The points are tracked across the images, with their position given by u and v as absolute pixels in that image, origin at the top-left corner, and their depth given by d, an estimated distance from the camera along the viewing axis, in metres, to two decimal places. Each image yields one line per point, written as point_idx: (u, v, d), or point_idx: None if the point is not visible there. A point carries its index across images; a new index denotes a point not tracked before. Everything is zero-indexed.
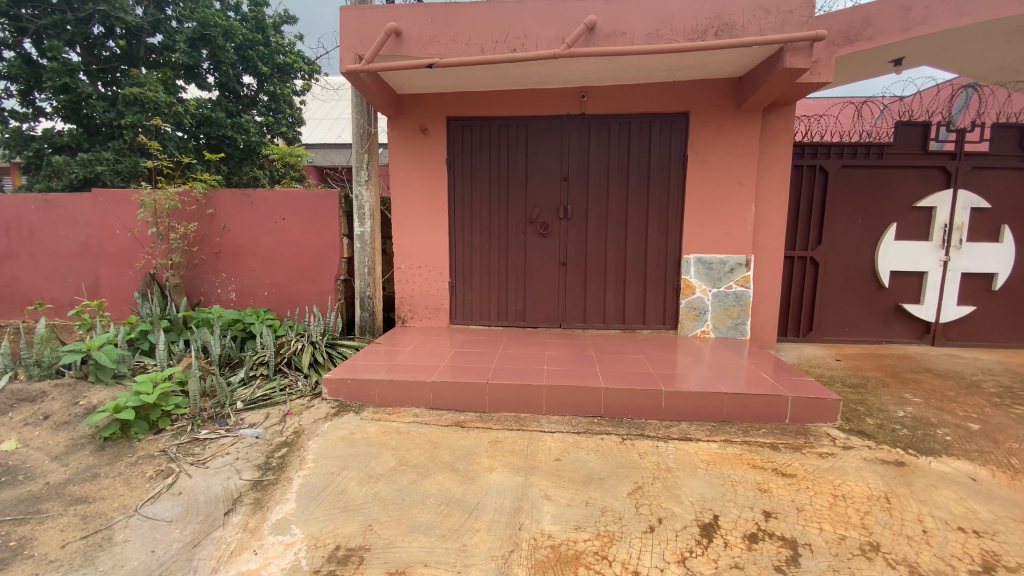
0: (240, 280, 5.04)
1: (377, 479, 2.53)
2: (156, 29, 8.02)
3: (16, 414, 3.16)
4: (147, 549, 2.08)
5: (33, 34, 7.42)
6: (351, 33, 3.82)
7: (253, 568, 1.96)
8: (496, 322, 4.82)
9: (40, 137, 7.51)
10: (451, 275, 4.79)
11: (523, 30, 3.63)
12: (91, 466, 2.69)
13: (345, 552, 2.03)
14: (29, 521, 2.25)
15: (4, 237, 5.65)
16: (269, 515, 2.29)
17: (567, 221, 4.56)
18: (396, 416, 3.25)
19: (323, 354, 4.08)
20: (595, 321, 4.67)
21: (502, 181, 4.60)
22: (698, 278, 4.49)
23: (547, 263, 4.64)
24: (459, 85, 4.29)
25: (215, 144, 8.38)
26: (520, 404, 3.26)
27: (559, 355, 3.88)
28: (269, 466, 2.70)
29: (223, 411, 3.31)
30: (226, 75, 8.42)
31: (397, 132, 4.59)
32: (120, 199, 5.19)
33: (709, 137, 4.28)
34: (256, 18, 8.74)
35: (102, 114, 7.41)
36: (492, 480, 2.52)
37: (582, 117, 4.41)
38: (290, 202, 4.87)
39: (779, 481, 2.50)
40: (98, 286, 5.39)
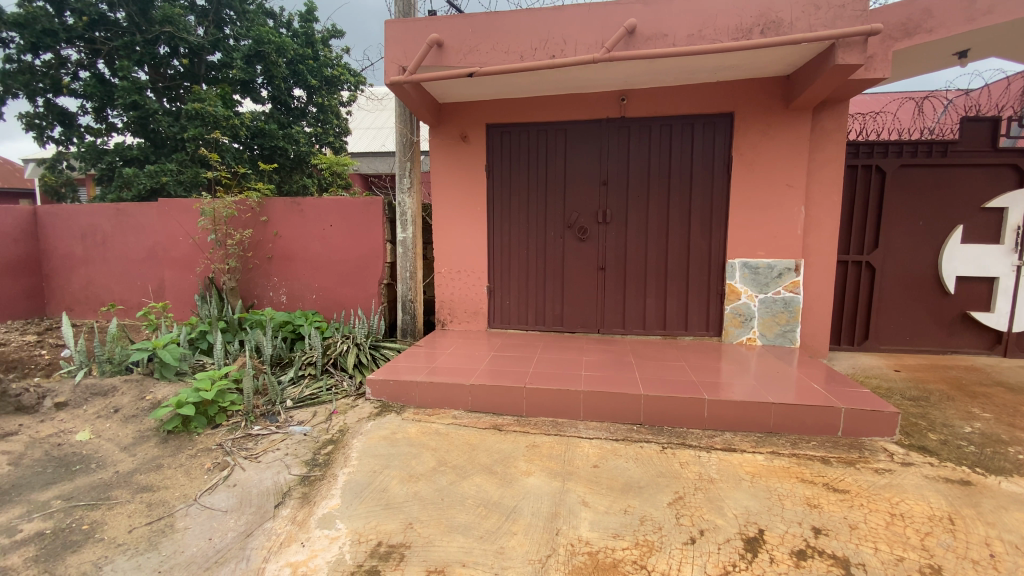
0: (290, 283, 5.28)
1: (417, 478, 2.59)
2: (216, 47, 8.55)
3: (90, 407, 3.43)
4: (204, 536, 2.21)
5: (105, 55, 8.05)
6: (395, 45, 3.96)
7: (301, 559, 2.05)
8: (534, 326, 4.84)
9: (112, 151, 8.14)
10: (490, 279, 4.84)
11: (563, 36, 3.64)
12: (155, 457, 2.88)
13: (386, 548, 2.09)
14: (100, 505, 2.43)
15: (82, 243, 6.16)
16: (316, 509, 2.39)
17: (606, 225, 4.53)
18: (436, 417, 3.31)
19: (367, 355, 4.21)
20: (635, 326, 4.60)
21: (541, 187, 4.62)
22: (744, 283, 4.35)
23: (585, 267, 4.62)
24: (498, 92, 4.35)
25: (268, 155, 8.82)
26: (558, 409, 3.26)
27: (597, 360, 3.86)
28: (316, 462, 2.81)
29: (274, 408, 3.47)
30: (278, 88, 8.85)
31: (438, 140, 4.69)
32: (183, 207, 5.54)
33: (754, 138, 4.16)
34: (306, 33, 9.21)
35: (168, 128, 7.94)
36: (529, 484, 2.53)
37: (622, 120, 4.38)
38: (337, 209, 5.06)
39: (830, 497, 2.38)
40: (163, 289, 5.78)
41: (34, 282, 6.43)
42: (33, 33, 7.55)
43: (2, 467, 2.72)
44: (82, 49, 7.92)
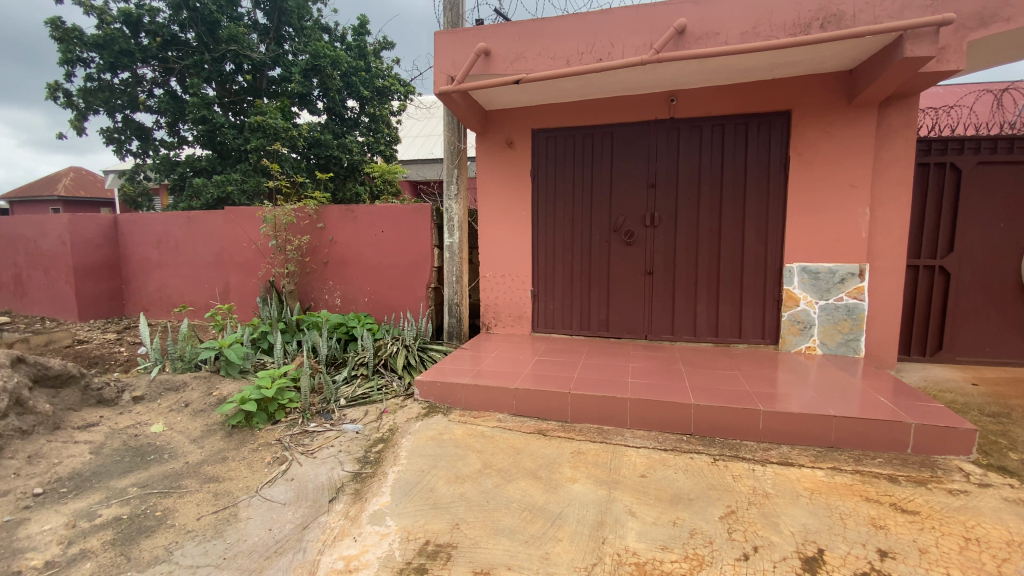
0: (344, 287, 5.50)
1: (464, 480, 2.64)
2: (276, 62, 9.06)
3: (164, 401, 3.71)
4: (265, 527, 2.34)
5: (177, 74, 8.69)
6: (444, 56, 4.06)
7: (354, 553, 2.13)
8: (579, 332, 4.80)
9: (184, 163, 8.78)
10: (535, 283, 4.85)
11: (610, 39, 3.61)
12: (221, 450, 3.07)
13: (434, 547, 2.14)
14: (171, 493, 2.62)
15: (157, 248, 6.66)
16: (367, 505, 2.47)
17: (654, 228, 4.44)
18: (481, 420, 3.35)
19: (415, 357, 4.33)
20: (684, 333, 4.49)
21: (586, 191, 4.60)
22: (803, 288, 4.15)
23: (632, 272, 4.54)
24: (544, 97, 4.37)
25: (323, 164, 9.25)
26: (604, 416, 3.22)
27: (645, 367, 3.79)
28: (367, 460, 2.91)
29: (329, 406, 3.62)
30: (333, 100, 9.26)
31: (485, 146, 4.76)
32: (247, 215, 5.89)
33: (812, 137, 3.97)
34: (359, 46, 9.63)
35: (233, 141, 8.49)
36: (575, 491, 2.51)
37: (671, 122, 4.29)
38: (388, 215, 5.23)
39: (897, 518, 2.23)
40: (228, 291, 6.16)
41: (115, 284, 7.01)
42: (112, 54, 8.22)
43: (87, 455, 2.98)
44: (156, 68, 8.59)
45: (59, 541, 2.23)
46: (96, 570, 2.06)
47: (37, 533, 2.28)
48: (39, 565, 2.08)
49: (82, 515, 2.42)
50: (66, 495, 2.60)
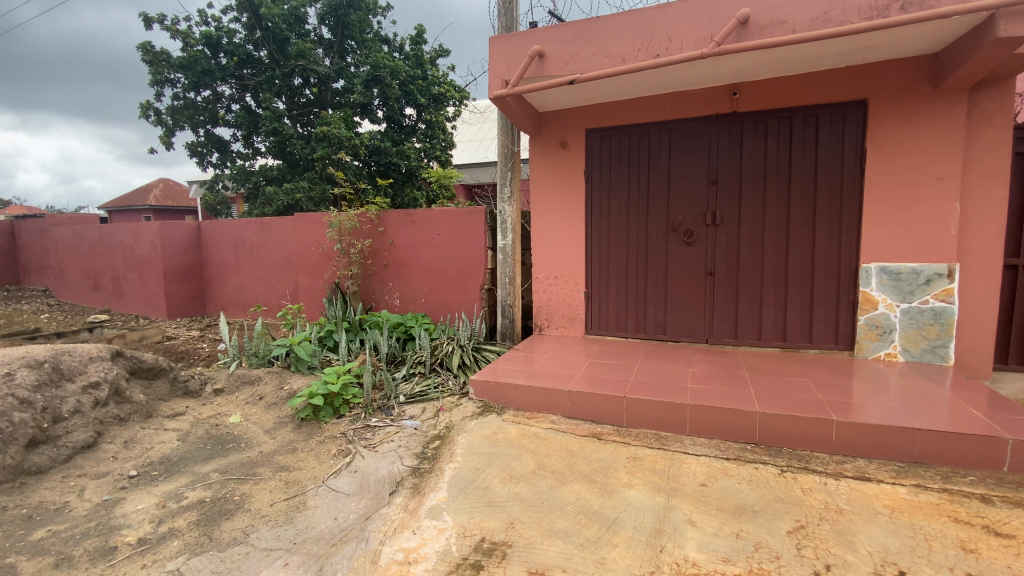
0: (402, 288, 5.70)
1: (518, 480, 2.65)
2: (340, 75, 9.54)
3: (241, 394, 4.00)
4: (331, 516, 2.46)
5: (252, 90, 9.34)
6: (499, 61, 4.12)
7: (413, 546, 2.20)
8: (635, 335, 4.70)
9: (258, 172, 9.40)
10: (589, 285, 4.80)
11: (667, 34, 3.52)
12: (291, 441, 3.27)
13: (490, 545, 2.17)
14: (248, 480, 2.82)
15: (234, 252, 7.19)
16: (425, 499, 2.55)
17: (716, 227, 4.27)
18: (535, 421, 3.36)
19: (470, 357, 4.41)
20: (749, 337, 4.28)
21: (643, 189, 4.50)
22: (882, 290, 3.85)
23: (692, 272, 4.39)
24: (599, 96, 4.33)
25: (383, 171, 9.63)
26: (661, 422, 3.13)
27: (704, 372, 3.66)
28: (425, 455, 3.00)
29: (389, 402, 3.76)
30: (392, 108, 9.63)
31: (538, 148, 4.78)
32: (314, 220, 6.24)
33: (892, 127, 3.69)
34: (416, 55, 9.96)
35: (301, 151, 9.01)
36: (631, 497, 2.47)
37: (733, 115, 4.12)
38: (443, 218, 5.36)
39: (992, 543, 2.03)
40: (297, 293, 6.55)
41: (198, 286, 7.63)
42: (195, 74, 8.96)
43: (174, 442, 3.26)
44: (234, 85, 9.27)
45: (151, 520, 2.45)
46: (183, 548, 2.24)
47: (133, 511, 2.53)
48: (134, 541, 2.30)
49: (171, 496, 2.66)
50: (157, 478, 2.86)
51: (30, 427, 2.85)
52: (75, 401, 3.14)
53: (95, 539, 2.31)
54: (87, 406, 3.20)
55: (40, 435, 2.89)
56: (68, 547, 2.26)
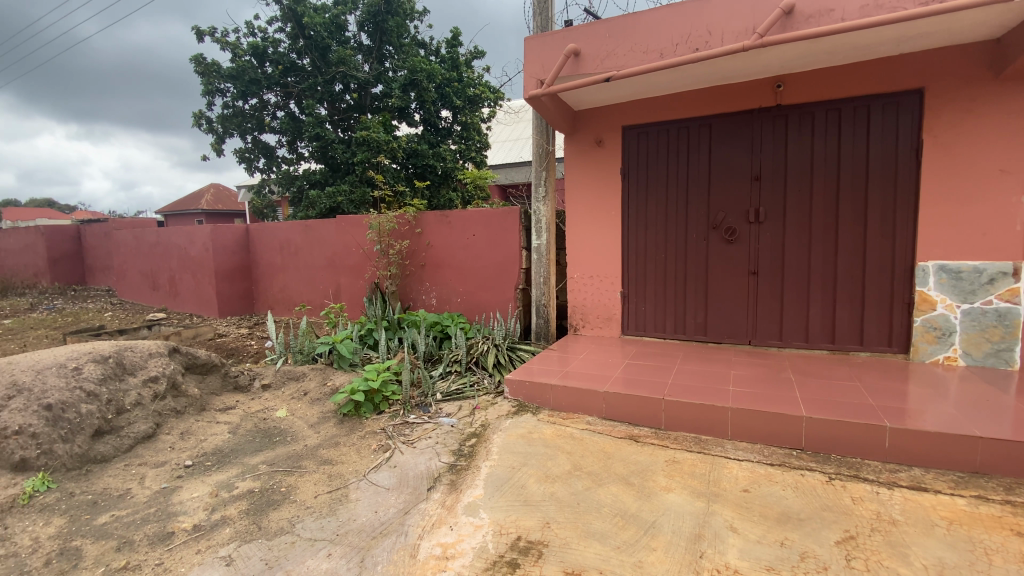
0: (439, 288, 5.80)
1: (554, 480, 2.65)
2: (378, 80, 9.78)
3: (287, 389, 4.16)
4: (372, 509, 2.53)
5: (295, 97, 9.69)
6: (534, 61, 4.13)
7: (451, 541, 2.24)
8: (673, 336, 4.61)
9: (302, 177, 9.71)
10: (626, 284, 4.74)
11: (707, 28, 3.43)
12: (334, 435, 3.39)
13: (526, 544, 2.18)
14: (294, 472, 2.93)
15: (280, 254, 7.49)
16: (462, 496, 2.58)
17: (759, 224, 4.14)
18: (571, 422, 3.35)
19: (505, 356, 4.44)
20: (794, 338, 4.13)
21: (682, 187, 4.41)
22: (941, 290, 3.63)
23: (734, 272, 4.27)
24: (635, 93, 4.27)
25: (420, 173, 9.81)
26: (701, 425, 3.06)
27: (746, 375, 3.55)
28: (462, 453, 3.05)
29: (427, 399, 3.84)
30: (429, 111, 9.79)
31: (574, 147, 4.75)
32: (354, 222, 6.43)
33: (952, 117, 3.47)
34: (452, 58, 10.10)
35: (343, 155, 9.29)
36: (669, 501, 2.42)
37: (777, 109, 3.98)
38: (479, 218, 5.41)
39: None
40: (339, 292, 6.76)
41: (247, 286, 7.99)
42: (243, 83, 9.37)
43: (226, 434, 3.44)
44: (279, 93, 9.64)
45: (205, 508, 2.59)
46: (234, 535, 2.36)
47: (189, 499, 2.68)
48: (189, 527, 2.44)
49: (223, 486, 2.80)
50: (210, 468, 3.02)
51: (96, 418, 3.06)
52: (136, 394, 3.36)
53: (154, 524, 2.46)
54: (148, 398, 3.41)
55: (105, 426, 3.10)
56: (130, 531, 2.41)
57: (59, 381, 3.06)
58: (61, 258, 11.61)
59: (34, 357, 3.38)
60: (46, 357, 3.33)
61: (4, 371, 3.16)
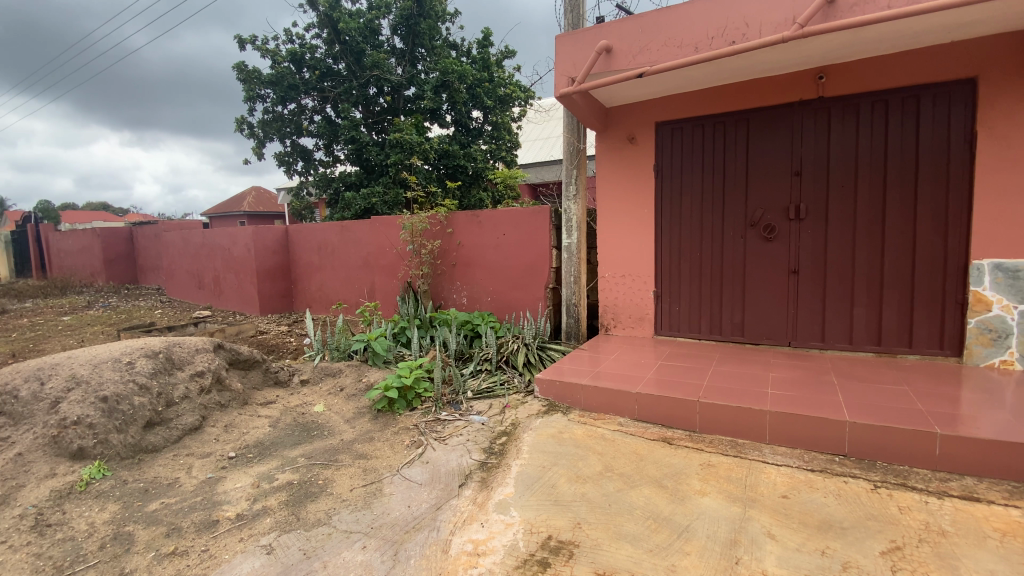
0: (470, 287, 5.86)
1: (585, 480, 2.64)
2: (411, 82, 9.93)
3: (324, 385, 4.29)
4: (405, 503, 2.58)
5: (331, 101, 9.96)
6: (566, 59, 4.10)
7: (482, 538, 2.26)
8: (708, 336, 4.51)
9: (338, 179, 9.96)
10: (659, 284, 4.66)
11: (743, 19, 3.33)
12: (369, 431, 3.47)
13: (557, 543, 2.18)
14: (330, 466, 3.02)
15: (317, 254, 7.72)
16: (493, 494, 2.60)
17: (800, 222, 3.99)
18: (602, 422, 3.32)
19: (535, 355, 4.44)
20: (838, 340, 3.96)
21: (718, 183, 4.30)
22: (997, 290, 3.42)
23: (773, 270, 4.13)
24: (669, 88, 4.19)
25: (452, 173, 9.91)
26: (737, 428, 2.97)
27: (785, 377, 3.44)
28: (492, 451, 3.07)
29: (458, 397, 3.88)
30: (460, 112, 9.89)
31: (605, 145, 4.70)
32: (388, 222, 6.56)
33: (1012, 105, 3.26)
34: (483, 58, 10.16)
35: (377, 157, 9.48)
36: (704, 505, 2.37)
37: (819, 102, 3.83)
38: (510, 218, 5.42)
39: None
40: (373, 292, 6.92)
41: (286, 285, 8.27)
42: (283, 89, 9.68)
43: (267, 427, 3.57)
44: (316, 97, 9.92)
45: (247, 498, 2.70)
46: (274, 525, 2.45)
47: (232, 489, 2.79)
48: (233, 516, 2.54)
49: (264, 477, 2.91)
50: (251, 460, 3.14)
51: (147, 410, 3.23)
52: (184, 388, 3.52)
53: (200, 512, 2.58)
54: (194, 392, 3.57)
55: (156, 418, 3.27)
56: (178, 518, 2.54)
57: (114, 374, 3.25)
58: (116, 258, 12.32)
59: (92, 351, 3.59)
60: (102, 352, 3.53)
61: (66, 364, 3.37)
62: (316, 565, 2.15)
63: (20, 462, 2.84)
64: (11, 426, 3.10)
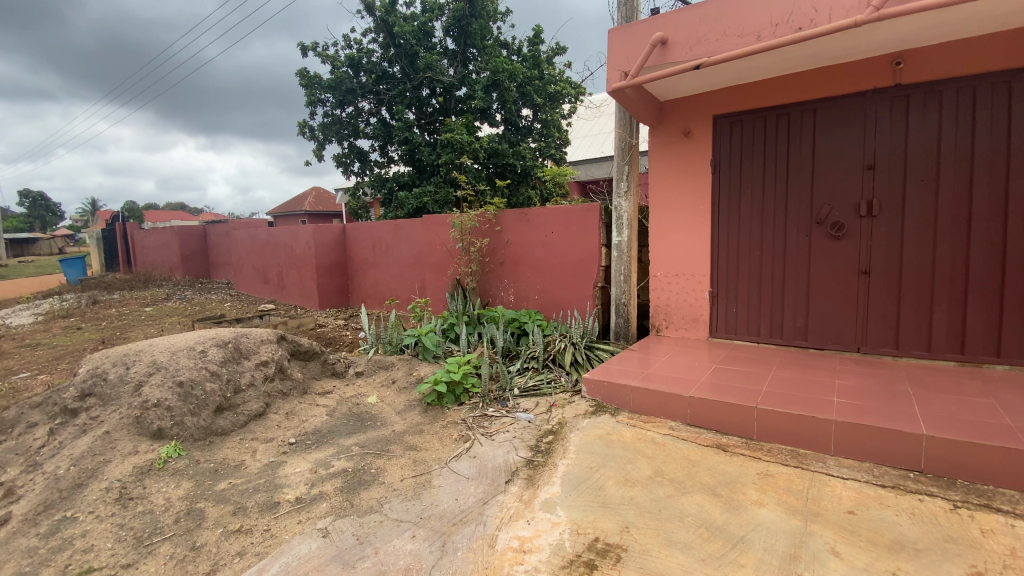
0: (518, 285, 5.88)
1: (634, 483, 2.58)
2: (462, 83, 10.08)
3: (377, 377, 4.44)
4: (453, 496, 2.63)
5: (386, 103, 10.27)
6: (619, 53, 4.02)
7: (528, 535, 2.26)
8: (768, 340, 4.29)
9: (392, 179, 10.24)
10: (714, 284, 4.48)
11: (811, 3, 3.14)
12: (419, 423, 3.56)
13: (604, 546, 2.15)
14: (382, 455, 3.12)
15: (372, 251, 8.01)
16: (540, 492, 2.60)
17: (872, 219, 3.72)
18: (652, 426, 3.24)
19: (583, 355, 4.39)
20: (914, 347, 3.67)
21: (781, 179, 4.08)
22: None
23: (841, 271, 3.87)
24: (728, 80, 4.02)
25: (501, 172, 9.99)
26: (799, 437, 2.82)
27: (852, 385, 3.22)
28: (539, 449, 3.06)
29: (505, 394, 3.91)
30: (510, 111, 9.96)
31: (659, 140, 4.56)
32: (438, 220, 6.69)
33: None
34: (534, 56, 10.18)
35: (428, 157, 9.69)
36: (761, 516, 2.26)
37: (895, 89, 3.56)
38: (559, 216, 5.37)
39: None
40: (424, 289, 7.08)
41: (342, 281, 8.63)
42: (341, 93, 10.06)
43: (324, 416, 3.74)
44: (372, 100, 10.25)
45: (306, 482, 2.84)
46: (330, 509, 2.56)
47: (292, 473, 2.95)
48: (293, 498, 2.68)
49: (321, 464, 3.05)
50: (310, 446, 3.30)
51: (218, 396, 3.46)
52: (250, 375, 3.75)
53: (263, 494, 2.74)
54: (259, 380, 3.80)
55: (225, 403, 3.50)
56: (243, 498, 2.71)
57: (189, 361, 3.50)
58: (191, 254, 13.31)
59: (170, 340, 3.89)
60: (179, 340, 3.82)
61: (148, 351, 3.67)
62: (368, 551, 2.22)
63: (107, 439, 3.12)
64: (101, 406, 3.42)
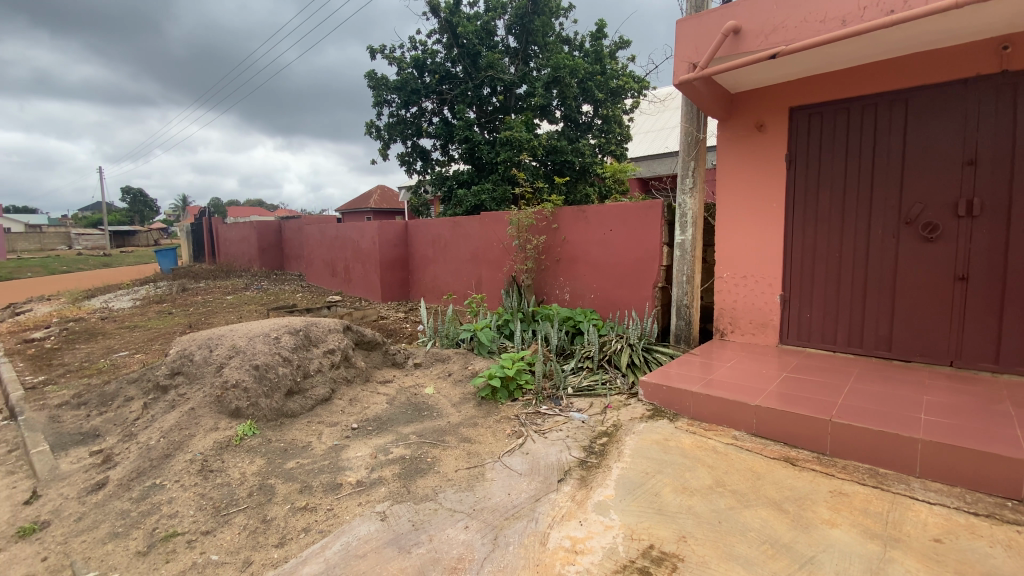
0: (574, 283, 5.83)
1: (693, 493, 2.49)
2: (522, 80, 10.11)
3: (434, 368, 4.55)
4: (506, 490, 2.65)
5: (448, 103, 10.49)
6: (688, 44, 3.87)
7: (581, 536, 2.24)
8: (845, 350, 3.99)
9: (451, 177, 10.43)
10: (786, 288, 4.22)
11: None
12: (473, 416, 3.62)
13: (659, 554, 2.08)
14: (438, 445, 3.20)
15: (432, 247, 8.22)
16: (593, 493, 2.56)
17: (972, 219, 3.36)
18: (713, 433, 3.10)
19: (640, 357, 4.28)
20: (1018, 363, 3.28)
21: (865, 175, 3.78)
22: None
23: (933, 276, 3.52)
24: (806, 69, 3.77)
25: (559, 169, 9.95)
26: (878, 455, 2.60)
27: (943, 402, 2.93)
28: (593, 450, 3.02)
29: (558, 392, 3.89)
30: (570, 107, 9.89)
31: (728, 135, 4.35)
32: (496, 217, 6.74)
33: None
34: (596, 51, 10.06)
35: (487, 155, 9.80)
36: (833, 537, 2.10)
37: (1003, 76, 3.19)
38: (618, 214, 5.26)
39: None
40: (481, 284, 7.18)
41: (403, 275, 8.93)
42: (407, 93, 10.36)
43: (384, 404, 3.88)
44: (435, 100, 10.50)
45: (366, 466, 2.96)
46: (389, 494, 2.66)
47: (354, 457, 3.09)
48: (354, 481, 2.81)
49: (380, 449, 3.17)
50: (370, 432, 3.44)
51: (289, 380, 3.67)
52: (318, 362, 3.95)
53: (327, 475, 2.88)
54: (327, 366, 4.00)
55: (295, 387, 3.72)
56: (309, 477, 2.87)
57: (264, 346, 3.73)
58: (269, 247, 14.29)
59: (248, 326, 4.18)
60: (255, 327, 4.09)
61: (228, 336, 3.96)
62: (423, 537, 2.29)
63: (192, 415, 3.41)
64: (187, 385, 3.73)
